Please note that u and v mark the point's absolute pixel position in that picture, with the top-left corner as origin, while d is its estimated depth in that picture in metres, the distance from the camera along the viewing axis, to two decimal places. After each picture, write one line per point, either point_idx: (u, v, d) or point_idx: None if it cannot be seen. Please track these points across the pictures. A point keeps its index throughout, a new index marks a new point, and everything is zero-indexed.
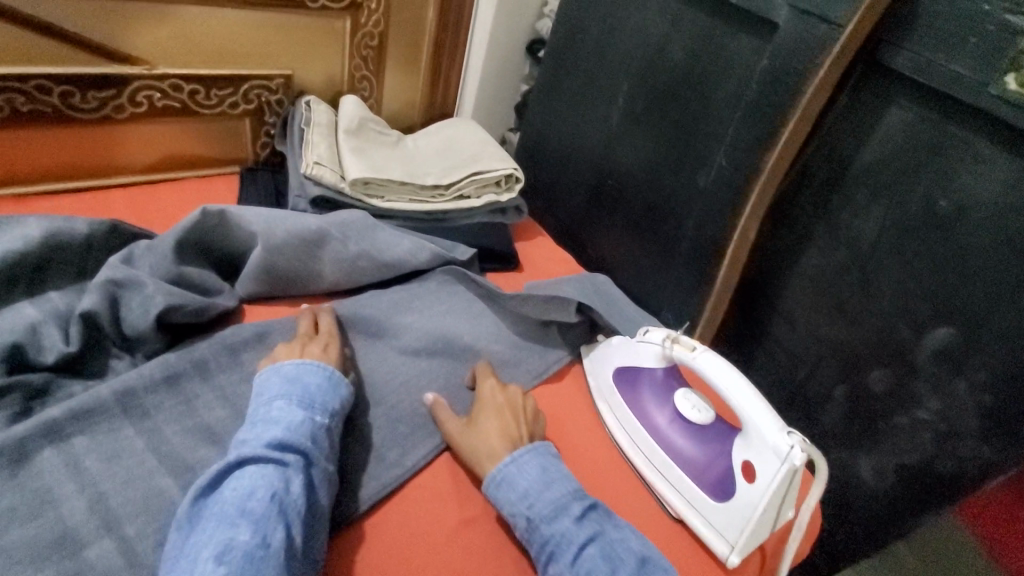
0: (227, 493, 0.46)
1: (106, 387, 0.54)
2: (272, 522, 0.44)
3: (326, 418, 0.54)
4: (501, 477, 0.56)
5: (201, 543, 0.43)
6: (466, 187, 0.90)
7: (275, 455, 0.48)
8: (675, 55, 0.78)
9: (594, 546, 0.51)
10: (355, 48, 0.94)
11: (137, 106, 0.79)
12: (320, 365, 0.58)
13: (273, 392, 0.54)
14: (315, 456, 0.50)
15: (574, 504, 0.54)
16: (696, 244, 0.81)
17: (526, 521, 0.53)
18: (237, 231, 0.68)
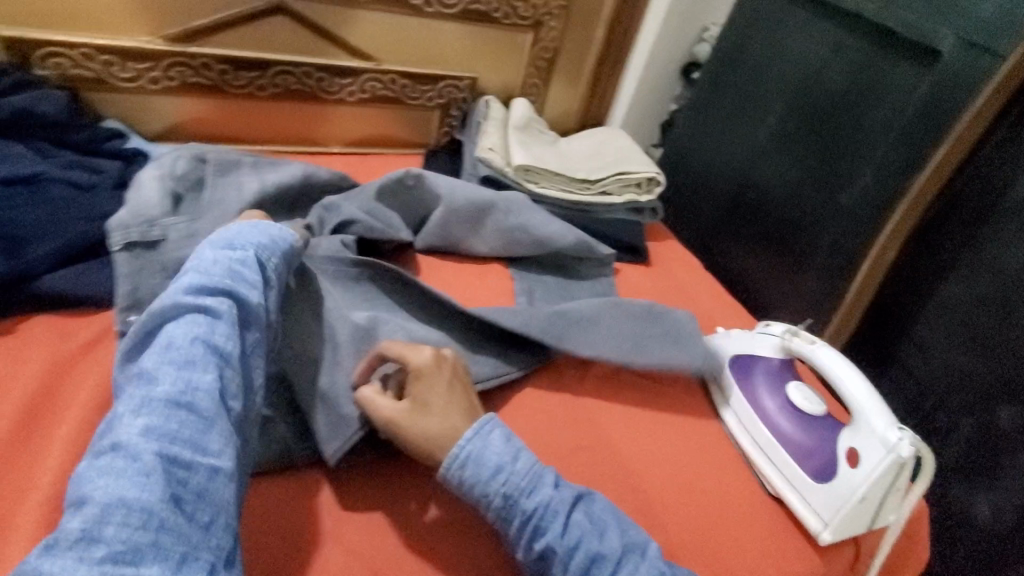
0: (153, 349, 0.48)
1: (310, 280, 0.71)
2: (200, 366, 0.46)
3: (243, 251, 0.55)
4: (463, 455, 0.52)
5: (128, 400, 0.45)
6: (611, 184, 1.00)
7: (197, 302, 0.50)
8: (832, 78, 0.83)
9: (579, 509, 0.53)
10: (531, 59, 1.10)
11: (363, 93, 1.01)
12: (242, 222, 0.60)
13: (201, 247, 0.55)
14: (242, 296, 0.52)
15: (545, 472, 0.54)
16: (831, 257, 0.84)
17: (501, 497, 0.52)
18: (427, 192, 0.84)
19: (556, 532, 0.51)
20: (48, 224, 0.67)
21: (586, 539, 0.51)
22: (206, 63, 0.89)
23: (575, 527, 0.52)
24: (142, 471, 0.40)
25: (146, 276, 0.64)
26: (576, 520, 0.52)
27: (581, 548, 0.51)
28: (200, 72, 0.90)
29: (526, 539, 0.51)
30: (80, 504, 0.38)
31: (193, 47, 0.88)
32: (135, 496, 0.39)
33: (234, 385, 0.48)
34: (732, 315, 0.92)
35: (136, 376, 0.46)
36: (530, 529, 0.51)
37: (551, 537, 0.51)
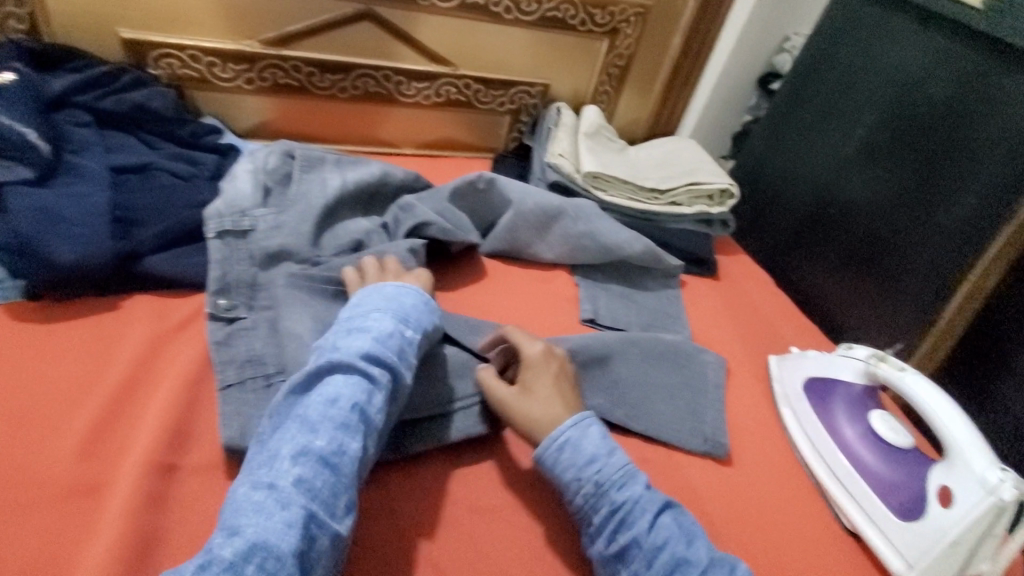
0: (313, 395, 0.50)
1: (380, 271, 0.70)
2: (353, 431, 0.49)
3: (414, 334, 0.57)
4: (560, 440, 0.54)
5: (285, 439, 0.47)
6: (680, 195, 0.99)
7: (365, 367, 0.52)
8: (933, 90, 0.78)
9: (668, 515, 0.52)
10: (605, 66, 1.10)
11: (439, 97, 1.04)
12: (420, 293, 0.63)
13: (373, 305, 0.58)
14: (401, 376, 0.54)
15: (631, 476, 0.53)
16: (921, 281, 0.78)
17: (594, 486, 0.52)
18: (497, 197, 0.85)
19: (641, 531, 0.50)
20: (159, 210, 0.74)
21: (672, 541, 0.50)
22: (298, 65, 0.94)
23: (662, 530, 0.50)
24: (287, 520, 0.42)
25: (236, 262, 0.68)
26: (663, 523, 0.51)
27: (668, 550, 0.49)
28: (291, 74, 0.95)
29: (609, 532, 0.51)
30: (232, 532, 0.42)
31: (286, 51, 0.93)
32: (277, 542, 0.41)
33: (369, 454, 0.50)
34: (804, 336, 0.88)
35: (298, 418, 0.49)
36: (615, 523, 0.51)
37: (637, 531, 0.50)
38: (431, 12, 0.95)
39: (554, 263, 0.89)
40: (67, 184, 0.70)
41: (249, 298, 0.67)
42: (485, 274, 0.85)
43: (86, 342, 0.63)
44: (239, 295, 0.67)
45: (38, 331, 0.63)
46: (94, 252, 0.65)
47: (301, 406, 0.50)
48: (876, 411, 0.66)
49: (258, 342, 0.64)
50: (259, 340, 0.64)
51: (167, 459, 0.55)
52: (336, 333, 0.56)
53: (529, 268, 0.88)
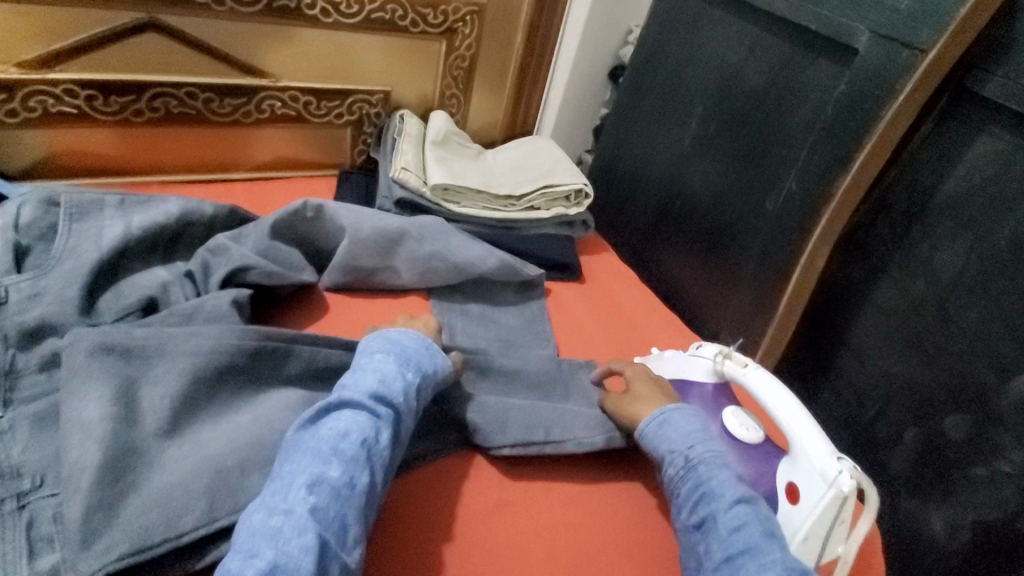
0: (323, 429, 0.51)
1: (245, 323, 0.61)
2: (360, 466, 0.49)
3: (418, 374, 0.58)
4: (659, 418, 0.61)
5: (297, 470, 0.48)
6: (536, 199, 0.95)
7: (372, 404, 0.53)
8: (752, 79, 0.79)
9: (747, 505, 0.52)
10: (448, 68, 1.04)
11: (261, 112, 0.92)
12: (418, 334, 0.64)
13: (375, 349, 0.60)
14: (405, 410, 0.55)
15: (732, 463, 0.56)
16: (762, 265, 0.80)
17: (684, 459, 0.57)
18: (330, 225, 0.77)
19: (721, 507, 0.52)
20: None
21: (749, 526, 0.51)
22: (71, 89, 0.78)
23: (741, 515, 0.51)
24: (304, 546, 0.43)
25: None
26: (743, 509, 0.52)
27: (742, 533, 0.50)
28: (65, 100, 0.79)
29: (692, 504, 0.54)
30: (250, 556, 0.42)
31: (53, 74, 0.77)
32: (294, 566, 0.41)
33: (380, 486, 0.50)
34: (669, 331, 0.89)
35: (310, 449, 0.49)
36: (698, 496, 0.54)
37: (716, 507, 0.52)
38: (229, 19, 0.83)
39: (408, 289, 0.81)
40: None
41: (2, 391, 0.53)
42: (327, 314, 0.75)
43: None
44: None
45: None
46: None
47: (311, 438, 0.51)
48: (729, 407, 0.65)
49: (14, 449, 0.50)
50: (15, 449, 0.50)
51: None
52: (344, 377, 0.57)
53: (379, 298, 0.79)
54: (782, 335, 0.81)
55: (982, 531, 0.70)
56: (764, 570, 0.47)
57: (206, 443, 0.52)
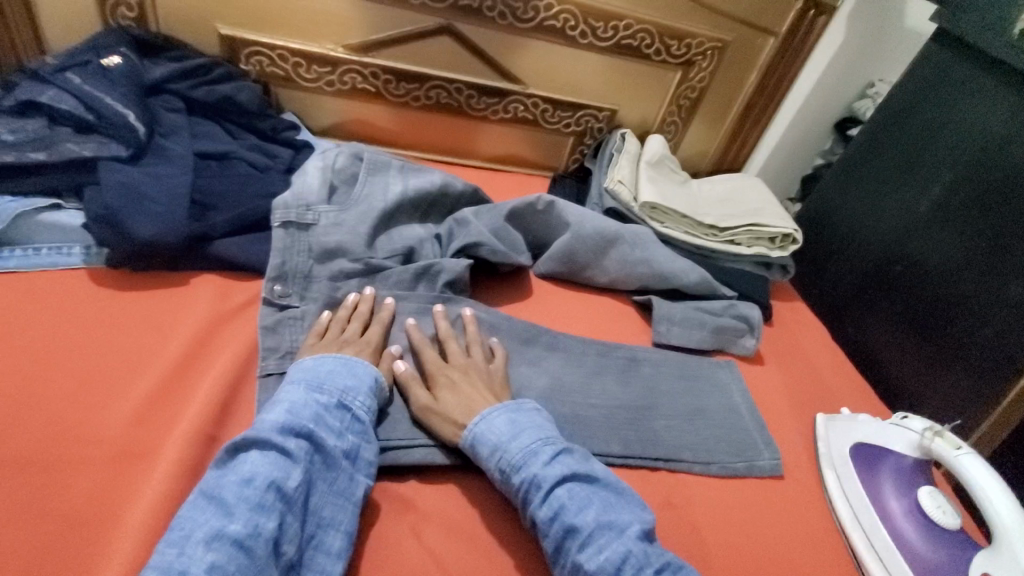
0: (230, 473, 0.50)
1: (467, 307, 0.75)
2: (270, 511, 0.48)
3: (330, 398, 0.57)
4: (475, 432, 0.59)
5: (196, 522, 0.46)
6: (740, 235, 0.96)
7: (279, 441, 0.52)
8: (1019, 156, 0.74)
9: (563, 487, 0.54)
10: (675, 97, 1.09)
11: (506, 113, 1.06)
12: (337, 357, 0.62)
13: (293, 379, 0.59)
14: (320, 441, 0.54)
15: (541, 450, 0.57)
16: (992, 354, 0.74)
17: (503, 469, 0.56)
18: (555, 219, 0.86)
19: (539, 500, 0.54)
20: (230, 196, 0.78)
21: (565, 509, 0.53)
22: (376, 72, 0.98)
23: (555, 500, 0.53)
24: None
25: (295, 253, 0.72)
26: (557, 494, 0.54)
27: (559, 519, 0.52)
28: (368, 80, 0.99)
29: (521, 506, 0.55)
30: None
31: (367, 58, 0.97)
32: None
33: (292, 528, 0.49)
34: (858, 397, 0.84)
35: (213, 500, 0.48)
36: (524, 498, 0.55)
37: (534, 504, 0.54)
38: (507, 31, 0.97)
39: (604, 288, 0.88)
40: (152, 165, 0.76)
41: (302, 289, 0.71)
42: (532, 296, 0.84)
43: (152, 309, 0.67)
44: (294, 285, 0.71)
45: (112, 296, 0.68)
46: (171, 227, 0.69)
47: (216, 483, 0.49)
48: (925, 488, 0.63)
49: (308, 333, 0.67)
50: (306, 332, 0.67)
51: (212, 430, 0.57)
52: (259, 413, 0.56)
53: (580, 292, 0.87)
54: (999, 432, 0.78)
55: None
56: (604, 554, 0.50)
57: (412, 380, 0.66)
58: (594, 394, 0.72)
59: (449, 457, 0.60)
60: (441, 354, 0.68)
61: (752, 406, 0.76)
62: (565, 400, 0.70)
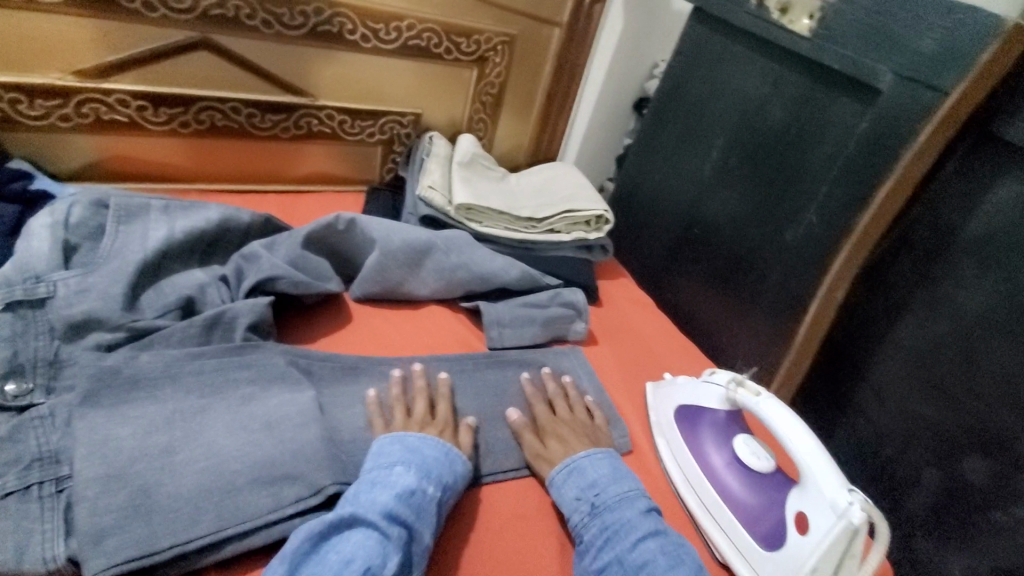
0: (329, 554, 0.47)
1: (281, 356, 0.65)
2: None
3: (437, 489, 0.55)
4: (569, 466, 0.63)
5: None
6: (557, 223, 0.97)
7: (383, 525, 0.49)
8: (772, 115, 0.81)
9: (653, 541, 0.56)
10: (476, 95, 1.08)
11: (299, 129, 0.97)
12: (439, 442, 0.60)
13: (394, 457, 0.56)
14: (419, 533, 0.51)
15: (639, 499, 0.60)
16: (778, 296, 0.81)
17: (589, 506, 0.59)
18: (359, 237, 0.79)
19: (627, 547, 0.55)
20: None
21: (653, 563, 0.54)
22: (124, 99, 0.84)
23: (646, 551, 0.55)
24: None
25: (31, 337, 0.58)
26: (648, 545, 0.55)
27: (647, 570, 0.53)
28: (117, 110, 0.84)
29: (597, 547, 0.56)
30: None
31: (108, 83, 0.82)
32: None
33: None
34: (684, 358, 0.89)
35: None
36: (602, 542, 0.56)
37: (621, 548, 0.55)
38: (269, 39, 0.88)
39: (429, 300, 0.84)
40: None
41: (47, 378, 0.57)
42: (351, 323, 0.77)
43: None
44: (35, 376, 0.57)
45: None
46: None
47: (316, 561, 0.47)
48: (740, 436, 0.67)
49: (54, 434, 0.53)
50: (55, 433, 0.54)
51: None
52: (359, 486, 0.54)
53: (403, 310, 0.82)
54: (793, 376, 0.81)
55: None
56: None
57: (218, 449, 0.54)
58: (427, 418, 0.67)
59: (271, 536, 0.51)
60: (548, 411, 0.70)
61: (590, 390, 0.76)
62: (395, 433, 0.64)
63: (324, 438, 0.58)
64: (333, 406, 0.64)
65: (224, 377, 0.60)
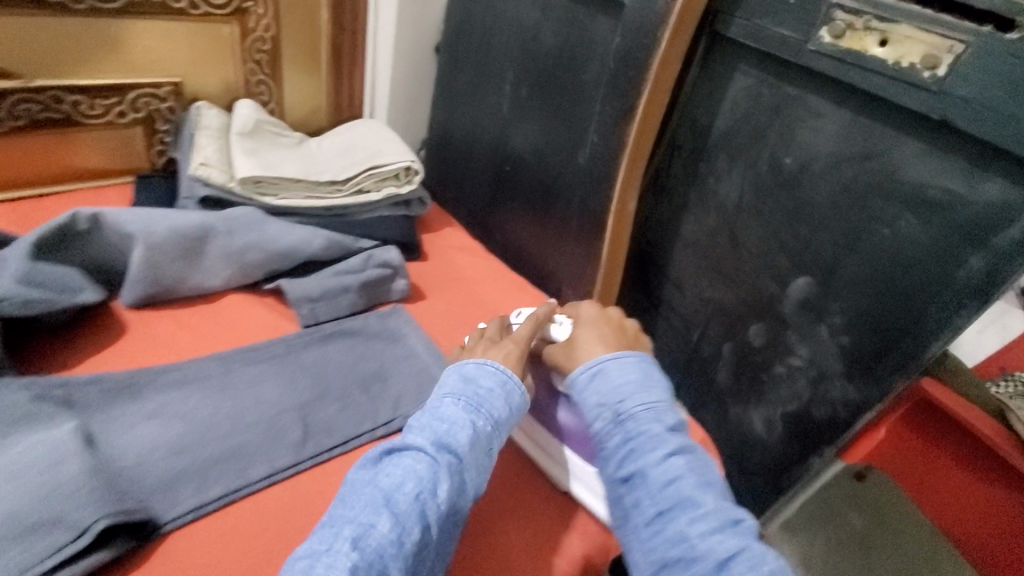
0: (381, 477, 0.48)
1: (23, 394, 0.56)
2: (413, 525, 0.45)
3: (488, 422, 0.54)
4: (594, 368, 0.60)
5: (347, 521, 0.44)
6: (364, 181, 0.91)
7: (432, 453, 0.49)
8: (547, 40, 0.82)
9: (683, 459, 0.53)
10: (247, 54, 0.96)
11: (17, 119, 0.80)
12: (502, 369, 0.59)
13: (449, 387, 0.56)
14: (466, 464, 0.51)
15: (667, 412, 0.56)
16: (584, 217, 0.84)
17: (613, 414, 0.57)
18: (113, 234, 0.68)
19: (654, 461, 0.52)
20: None
21: (681, 481, 0.51)
22: None
23: (674, 469, 0.52)
24: None
25: None
26: (676, 462, 0.52)
27: (675, 488, 0.51)
28: None
29: (621, 456, 0.54)
30: None
31: None
32: None
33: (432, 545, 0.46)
34: (515, 293, 0.90)
35: (363, 499, 0.46)
36: (626, 452, 0.54)
37: (647, 462, 0.53)
38: (24, 12, 0.75)
39: (226, 289, 0.76)
40: None
41: None
42: (125, 336, 0.67)
43: None
44: None
45: None
46: None
47: (367, 487, 0.47)
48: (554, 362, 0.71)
49: None
50: None
51: None
52: (418, 417, 0.54)
53: (195, 306, 0.73)
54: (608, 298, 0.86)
55: (792, 424, 0.78)
56: (695, 524, 0.48)
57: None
58: (232, 415, 0.61)
59: None
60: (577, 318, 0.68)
61: (419, 345, 0.75)
62: (193, 442, 0.58)
63: (92, 470, 0.51)
64: (106, 434, 0.56)
65: None
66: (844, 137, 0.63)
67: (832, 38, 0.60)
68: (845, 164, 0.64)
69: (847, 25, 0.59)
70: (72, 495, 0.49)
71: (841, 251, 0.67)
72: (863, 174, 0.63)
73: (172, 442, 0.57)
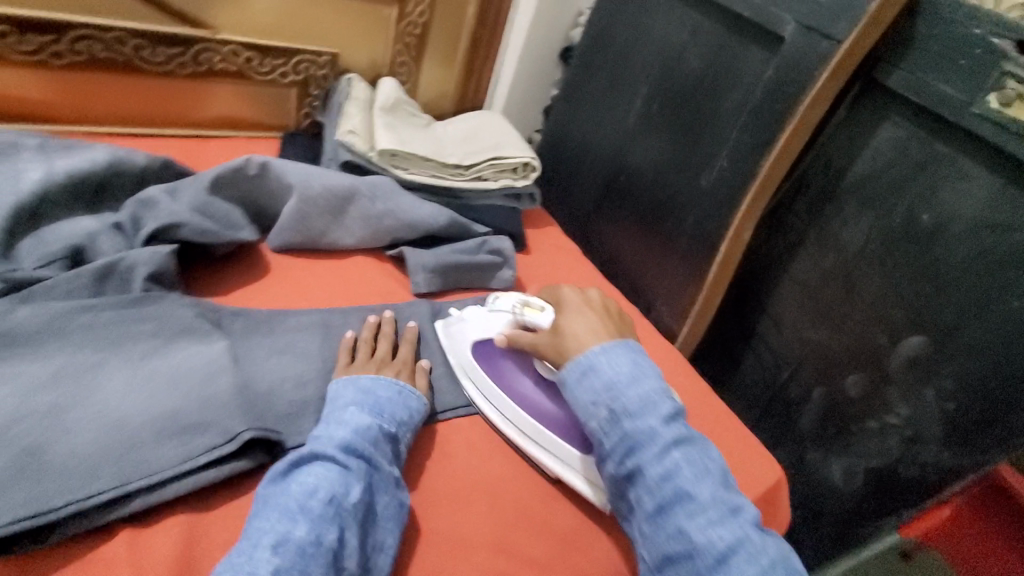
0: (294, 485, 0.50)
1: (188, 308, 0.63)
2: (327, 523, 0.48)
3: (393, 426, 0.59)
4: (583, 366, 0.61)
5: (264, 529, 0.47)
6: (485, 170, 0.96)
7: (342, 458, 0.53)
8: (690, 62, 0.84)
9: (679, 451, 0.55)
10: (399, 35, 1.03)
11: (198, 64, 0.89)
12: (393, 383, 0.63)
13: (350, 398, 0.59)
14: (377, 464, 0.55)
15: (663, 404, 0.58)
16: (694, 239, 0.86)
17: (609, 413, 0.58)
18: (274, 182, 0.75)
19: (653, 458, 0.55)
20: None
21: (678, 472, 0.54)
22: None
23: (671, 463, 0.54)
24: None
25: None
26: (674, 457, 0.54)
27: (673, 480, 0.54)
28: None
29: (620, 455, 0.57)
30: None
31: None
32: None
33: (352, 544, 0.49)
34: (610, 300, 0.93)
35: (278, 507, 0.49)
36: (625, 448, 0.56)
37: (644, 459, 0.55)
38: None
39: (354, 249, 0.82)
40: None
41: None
42: (266, 275, 0.74)
43: None
44: None
45: None
46: None
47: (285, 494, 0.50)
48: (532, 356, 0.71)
49: None
50: None
51: None
52: (316, 428, 0.57)
53: (327, 259, 0.80)
54: (702, 319, 0.88)
55: (875, 479, 0.77)
56: (691, 516, 0.52)
57: (115, 407, 0.52)
58: None
59: (183, 488, 0.50)
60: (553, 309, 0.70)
61: None
62: (320, 380, 0.64)
63: (240, 386, 0.57)
64: (248, 357, 0.63)
65: (121, 329, 0.58)
66: (993, 204, 0.62)
67: (1000, 104, 0.60)
68: (987, 231, 0.63)
69: (1018, 95, 0.58)
70: (222, 405, 0.55)
71: (964, 318, 0.65)
72: (1004, 242, 0.62)
73: (300, 376, 0.63)
